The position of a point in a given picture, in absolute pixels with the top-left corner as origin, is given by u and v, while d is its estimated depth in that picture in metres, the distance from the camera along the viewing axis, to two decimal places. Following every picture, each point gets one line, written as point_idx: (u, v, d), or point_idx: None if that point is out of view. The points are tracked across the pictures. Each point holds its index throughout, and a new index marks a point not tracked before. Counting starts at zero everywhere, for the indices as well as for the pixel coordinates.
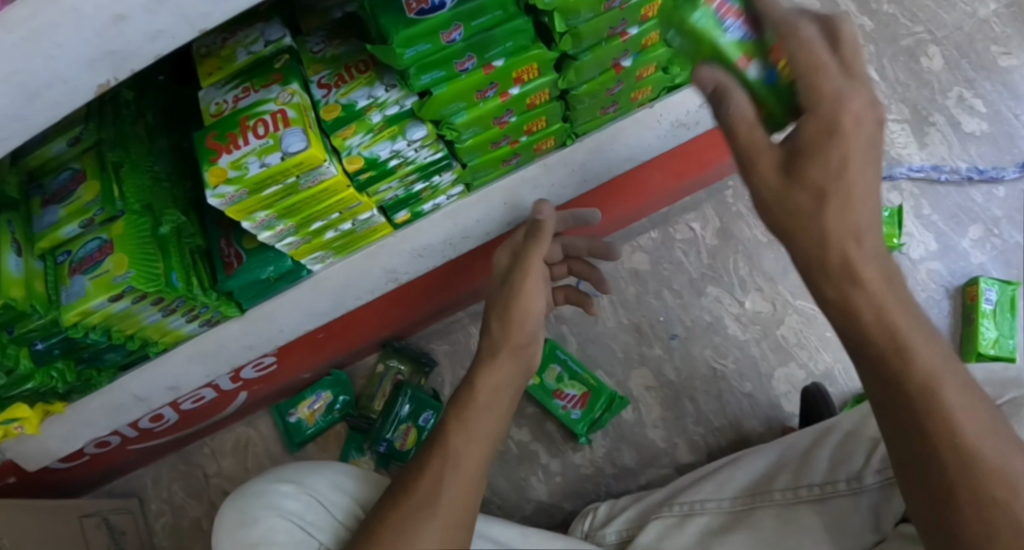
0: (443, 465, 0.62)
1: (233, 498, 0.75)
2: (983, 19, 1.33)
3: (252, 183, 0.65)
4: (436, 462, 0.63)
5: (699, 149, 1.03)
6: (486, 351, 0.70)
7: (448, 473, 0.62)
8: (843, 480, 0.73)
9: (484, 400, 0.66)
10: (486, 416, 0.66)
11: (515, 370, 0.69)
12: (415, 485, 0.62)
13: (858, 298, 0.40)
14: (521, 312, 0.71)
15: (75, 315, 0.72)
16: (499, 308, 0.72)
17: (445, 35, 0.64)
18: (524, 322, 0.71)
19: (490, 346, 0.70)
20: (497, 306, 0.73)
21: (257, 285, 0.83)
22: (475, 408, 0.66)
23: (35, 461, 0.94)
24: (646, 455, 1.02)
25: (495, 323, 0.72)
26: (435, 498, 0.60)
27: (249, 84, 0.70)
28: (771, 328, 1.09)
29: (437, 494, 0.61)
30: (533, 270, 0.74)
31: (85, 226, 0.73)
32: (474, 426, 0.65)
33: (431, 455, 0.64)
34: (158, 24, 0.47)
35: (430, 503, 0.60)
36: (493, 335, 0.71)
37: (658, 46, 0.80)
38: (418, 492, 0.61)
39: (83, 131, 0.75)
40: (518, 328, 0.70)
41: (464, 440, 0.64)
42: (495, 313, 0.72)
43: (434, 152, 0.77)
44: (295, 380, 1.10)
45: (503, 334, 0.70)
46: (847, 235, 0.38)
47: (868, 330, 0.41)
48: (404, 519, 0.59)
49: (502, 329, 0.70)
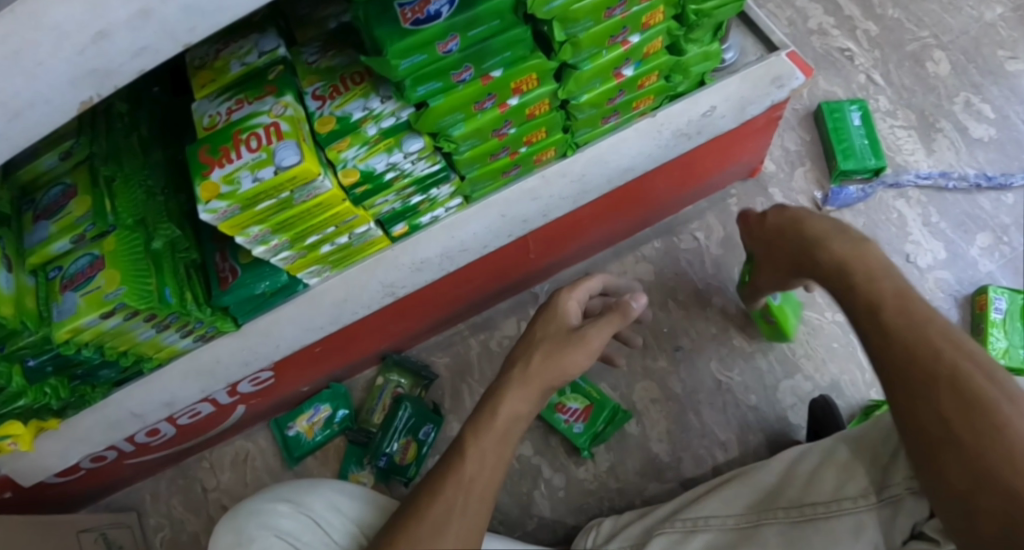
0: (455, 493, 0.59)
1: (229, 518, 0.74)
2: (990, 23, 1.31)
3: (245, 199, 0.64)
4: (448, 489, 0.59)
5: (703, 157, 1.00)
6: (519, 375, 0.65)
7: (461, 500, 0.58)
8: (850, 497, 0.70)
9: (503, 430, 0.62)
10: (501, 447, 0.62)
11: (535, 409, 0.65)
12: (427, 509, 0.59)
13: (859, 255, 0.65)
14: (569, 361, 0.66)
15: (67, 333, 0.70)
16: (552, 343, 0.68)
17: (441, 46, 0.62)
18: (567, 372, 0.66)
19: (524, 374, 0.65)
20: (553, 340, 0.68)
21: (253, 300, 0.82)
22: (489, 434, 0.61)
23: (31, 477, 0.93)
24: (651, 470, 1.00)
25: (538, 354, 0.67)
26: (447, 524, 0.57)
27: (242, 96, 0.69)
28: (777, 339, 1.07)
29: (449, 521, 0.58)
30: (595, 340, 0.68)
31: (76, 241, 0.72)
32: (486, 452, 0.61)
33: (444, 482, 0.60)
34: (143, 40, 0.45)
35: (441, 530, 0.57)
36: (531, 363, 0.66)
37: (661, 54, 0.78)
38: (429, 517, 0.58)
39: (73, 145, 0.74)
40: (555, 373, 0.66)
41: (477, 467, 0.60)
42: (545, 345, 0.67)
43: (431, 165, 0.75)
44: (294, 393, 1.08)
45: (543, 369, 0.66)
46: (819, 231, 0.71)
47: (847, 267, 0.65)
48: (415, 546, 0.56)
49: (542, 364, 0.66)
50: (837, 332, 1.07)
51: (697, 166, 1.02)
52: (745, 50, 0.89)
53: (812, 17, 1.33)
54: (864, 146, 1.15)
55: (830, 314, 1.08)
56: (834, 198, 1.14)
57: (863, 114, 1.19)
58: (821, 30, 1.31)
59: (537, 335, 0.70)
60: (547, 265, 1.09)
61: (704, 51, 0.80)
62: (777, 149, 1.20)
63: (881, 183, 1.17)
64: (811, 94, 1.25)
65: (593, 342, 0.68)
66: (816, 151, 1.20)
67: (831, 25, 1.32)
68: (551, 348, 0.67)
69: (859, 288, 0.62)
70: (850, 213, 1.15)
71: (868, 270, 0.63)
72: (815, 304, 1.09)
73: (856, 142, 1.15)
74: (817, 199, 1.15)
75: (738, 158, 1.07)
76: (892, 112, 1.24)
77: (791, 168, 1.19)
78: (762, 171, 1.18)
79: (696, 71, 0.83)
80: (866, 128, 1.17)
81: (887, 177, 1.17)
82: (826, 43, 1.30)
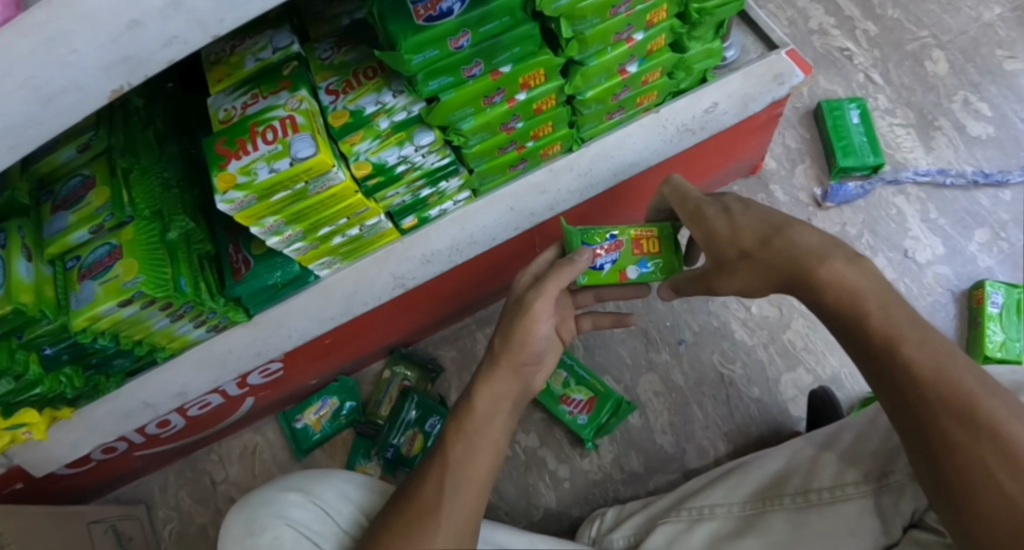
0: (443, 471, 0.61)
1: (239, 509, 0.75)
2: (988, 23, 1.33)
3: (262, 189, 0.65)
4: (437, 470, 0.62)
5: (705, 153, 1.02)
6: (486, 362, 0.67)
7: (452, 480, 0.60)
8: (851, 483, 0.72)
9: (481, 409, 0.64)
10: (484, 426, 0.63)
11: (515, 386, 0.66)
12: (421, 489, 0.60)
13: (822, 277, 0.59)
14: (522, 332, 0.65)
15: (84, 320, 0.72)
16: (505, 322, 0.68)
17: (453, 42, 0.64)
18: (527, 344, 0.65)
19: (490, 358, 0.66)
20: (505, 319, 0.68)
21: (266, 291, 0.83)
22: (472, 417, 0.64)
23: (42, 467, 0.94)
24: (654, 461, 1.02)
25: (498, 337, 0.67)
26: (439, 501, 0.59)
27: (258, 90, 0.71)
28: (779, 333, 1.08)
29: (440, 501, 0.59)
30: (540, 302, 0.66)
31: (94, 231, 0.74)
32: (473, 436, 0.63)
33: (435, 463, 0.62)
34: (172, 29, 0.47)
35: (430, 508, 0.59)
36: (494, 346, 0.67)
37: (664, 51, 0.80)
38: (422, 496, 0.60)
39: (92, 138, 0.76)
40: (517, 346, 0.65)
41: (466, 447, 0.62)
42: (501, 327, 0.68)
43: (441, 158, 0.77)
44: (302, 386, 1.10)
45: (505, 346, 0.66)
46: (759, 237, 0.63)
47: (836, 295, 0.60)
48: (408, 525, 0.58)
49: (502, 344, 0.66)
50: None
51: (699, 162, 1.04)
52: (747, 48, 0.91)
53: (812, 17, 1.35)
54: (863, 144, 1.17)
55: None
56: (833, 195, 1.16)
57: (862, 112, 1.21)
58: (822, 30, 1.34)
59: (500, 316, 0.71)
60: None
61: (707, 48, 0.82)
62: (778, 146, 1.22)
63: (880, 180, 1.18)
64: (811, 93, 1.27)
65: (540, 305, 0.66)
66: (816, 149, 1.22)
67: (832, 25, 1.34)
68: (507, 325, 0.67)
69: (837, 317, 0.59)
70: (850, 209, 1.17)
71: (851, 302, 0.59)
72: None
73: (856, 140, 1.17)
74: (817, 195, 1.17)
75: (740, 154, 1.09)
76: (891, 110, 1.26)
77: (792, 165, 1.21)
78: (764, 168, 1.20)
79: (699, 68, 0.85)
80: (865, 126, 1.19)
81: (886, 174, 1.19)
82: (827, 42, 1.32)
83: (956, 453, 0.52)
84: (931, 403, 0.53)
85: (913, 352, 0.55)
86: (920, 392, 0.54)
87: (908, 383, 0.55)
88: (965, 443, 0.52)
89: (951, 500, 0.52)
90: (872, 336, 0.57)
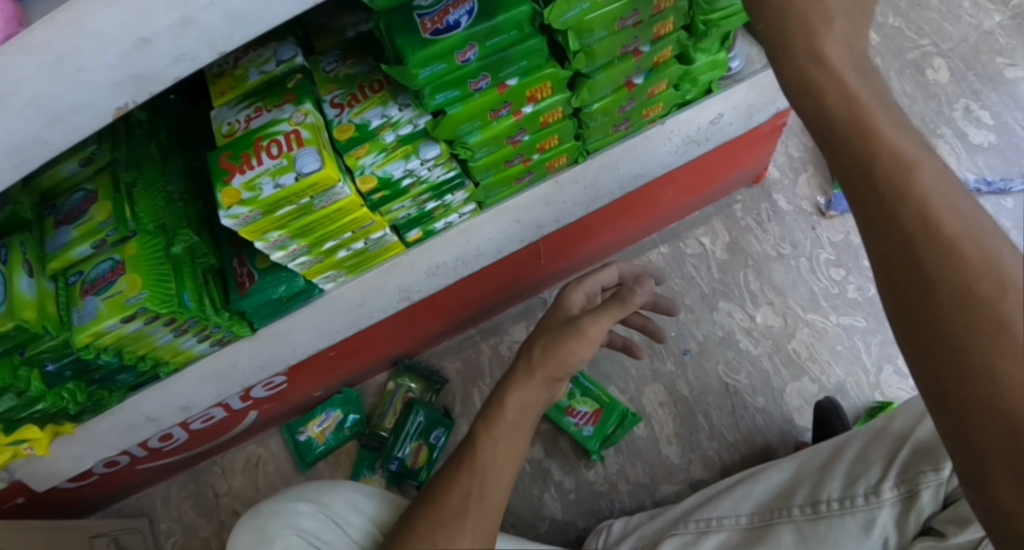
0: (469, 479, 0.61)
1: (250, 518, 0.75)
2: (988, 31, 1.33)
3: (267, 204, 0.65)
4: (464, 476, 0.62)
5: (710, 164, 1.02)
6: (523, 367, 0.67)
7: (477, 487, 0.61)
8: (860, 495, 0.71)
9: (511, 417, 0.65)
10: (511, 434, 0.64)
11: (545, 398, 0.67)
12: (444, 497, 0.61)
13: (821, 80, 0.39)
14: (567, 353, 0.66)
15: (88, 337, 0.71)
16: (551, 335, 0.68)
17: (460, 55, 0.64)
18: (567, 364, 0.66)
19: (526, 366, 0.66)
20: (552, 333, 0.68)
21: (271, 304, 0.83)
22: (500, 424, 0.64)
23: (44, 481, 0.93)
24: (660, 472, 1.01)
25: (538, 347, 0.68)
26: (465, 509, 0.60)
27: (262, 103, 0.70)
28: (783, 342, 1.08)
29: (465, 508, 0.60)
30: (588, 333, 0.66)
31: (97, 246, 0.73)
32: (498, 442, 0.64)
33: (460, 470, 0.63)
34: (181, 48, 0.47)
35: (455, 520, 0.59)
36: (533, 355, 0.67)
37: (670, 63, 0.80)
38: (447, 506, 0.60)
39: (95, 151, 0.76)
40: (558, 363, 0.66)
41: (492, 456, 0.63)
42: (544, 339, 0.68)
43: (447, 171, 0.77)
44: (306, 398, 1.09)
45: (545, 358, 0.66)
46: (812, 17, 0.41)
47: (830, 105, 0.38)
48: (432, 531, 0.59)
49: (542, 356, 0.67)
50: (842, 336, 1.08)
51: (704, 172, 1.04)
52: (752, 59, 0.89)
53: None
54: None
55: (835, 316, 1.09)
56: (837, 204, 1.15)
57: None
58: None
59: (545, 329, 0.71)
60: (557, 270, 1.10)
61: (713, 60, 0.82)
62: (781, 155, 1.22)
63: None
64: None
65: (586, 335, 0.66)
66: (819, 157, 1.21)
67: None
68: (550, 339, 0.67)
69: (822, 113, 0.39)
70: None
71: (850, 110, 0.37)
72: (820, 307, 1.10)
73: None
74: (820, 204, 1.17)
75: (744, 164, 1.09)
76: None
77: (795, 174, 1.20)
78: (767, 178, 1.19)
79: (705, 80, 0.84)
80: None
81: None
82: None
83: (976, 351, 0.30)
84: (946, 282, 0.31)
85: (930, 193, 0.33)
86: (920, 249, 0.32)
87: (906, 251, 0.33)
88: (996, 333, 0.30)
89: (953, 412, 0.31)
90: (873, 162, 0.35)
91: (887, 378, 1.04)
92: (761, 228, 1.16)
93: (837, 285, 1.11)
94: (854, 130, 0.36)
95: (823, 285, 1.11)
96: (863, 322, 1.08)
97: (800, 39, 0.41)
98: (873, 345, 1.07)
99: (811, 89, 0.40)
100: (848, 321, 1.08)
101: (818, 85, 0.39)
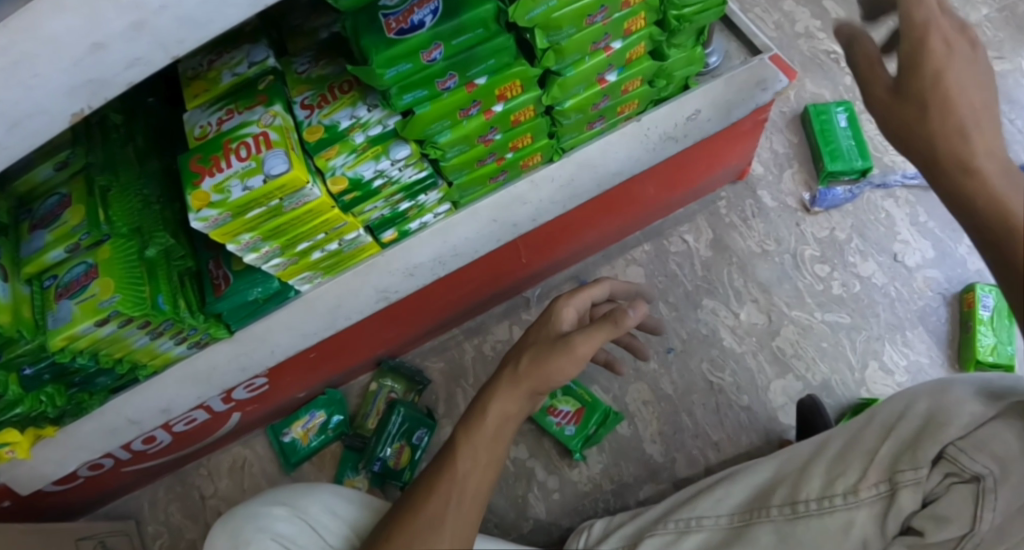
0: (449, 486, 0.62)
1: (225, 522, 0.75)
2: (975, 23, 1.32)
3: (236, 206, 0.65)
4: (445, 482, 0.63)
5: (691, 160, 1.02)
6: (509, 376, 0.64)
7: (457, 493, 0.62)
8: (840, 494, 0.69)
9: (492, 428, 0.63)
10: (491, 444, 0.63)
11: (527, 410, 0.64)
12: (424, 503, 0.63)
13: (972, 189, 0.37)
14: (553, 370, 0.62)
15: (63, 340, 0.71)
16: (540, 347, 0.64)
17: (425, 55, 0.64)
18: (553, 379, 0.63)
19: (511, 376, 0.64)
20: (541, 344, 0.65)
21: (247, 306, 0.83)
22: (481, 433, 0.63)
23: (28, 484, 0.93)
24: (644, 471, 1.01)
25: (526, 359, 0.64)
26: (443, 513, 0.62)
27: (234, 105, 0.70)
28: (768, 340, 1.07)
29: (444, 512, 0.62)
30: (575, 353, 0.61)
31: (71, 250, 0.73)
32: (480, 450, 0.63)
33: (441, 476, 0.63)
34: (134, 52, 0.47)
35: (433, 525, 0.61)
36: (521, 364, 0.65)
37: (644, 59, 0.80)
38: (426, 510, 0.62)
39: (69, 156, 0.76)
40: (543, 377, 0.63)
41: (472, 464, 0.63)
42: (534, 348, 0.65)
43: (418, 171, 0.77)
44: (289, 399, 1.09)
45: (532, 371, 0.63)
46: (950, 132, 0.37)
47: (986, 221, 0.36)
48: (410, 533, 0.61)
49: (529, 368, 0.64)
50: (827, 332, 1.07)
51: (685, 169, 1.04)
52: (729, 55, 0.90)
53: (798, 20, 1.34)
54: (851, 147, 1.15)
55: (820, 313, 1.08)
56: (821, 200, 1.14)
57: (850, 115, 1.19)
58: (808, 34, 1.33)
59: (535, 338, 0.67)
60: (539, 269, 1.10)
61: (688, 55, 0.81)
62: (765, 151, 1.21)
63: (868, 184, 1.16)
64: (798, 96, 1.26)
65: (571, 355, 0.61)
66: (803, 153, 1.20)
67: (817, 28, 1.33)
68: (539, 353, 0.63)
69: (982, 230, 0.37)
70: (839, 214, 1.15)
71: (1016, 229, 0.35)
72: (805, 304, 1.09)
73: (843, 143, 1.15)
74: (805, 200, 1.16)
75: (727, 161, 1.08)
76: None
77: (780, 170, 1.19)
78: (751, 173, 1.19)
79: (680, 76, 0.84)
80: (852, 129, 1.17)
81: (875, 177, 1.17)
82: (813, 46, 1.31)
83: None
84: None
85: None
86: None
87: None
88: None
89: None
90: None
91: (873, 375, 1.03)
92: (744, 225, 1.15)
93: (822, 281, 1.10)
94: (1013, 240, 0.35)
95: (808, 282, 1.10)
96: (849, 318, 1.07)
97: (940, 150, 0.37)
98: (858, 341, 1.06)
99: (960, 198, 0.37)
100: (833, 317, 1.08)
101: (971, 198, 0.37)
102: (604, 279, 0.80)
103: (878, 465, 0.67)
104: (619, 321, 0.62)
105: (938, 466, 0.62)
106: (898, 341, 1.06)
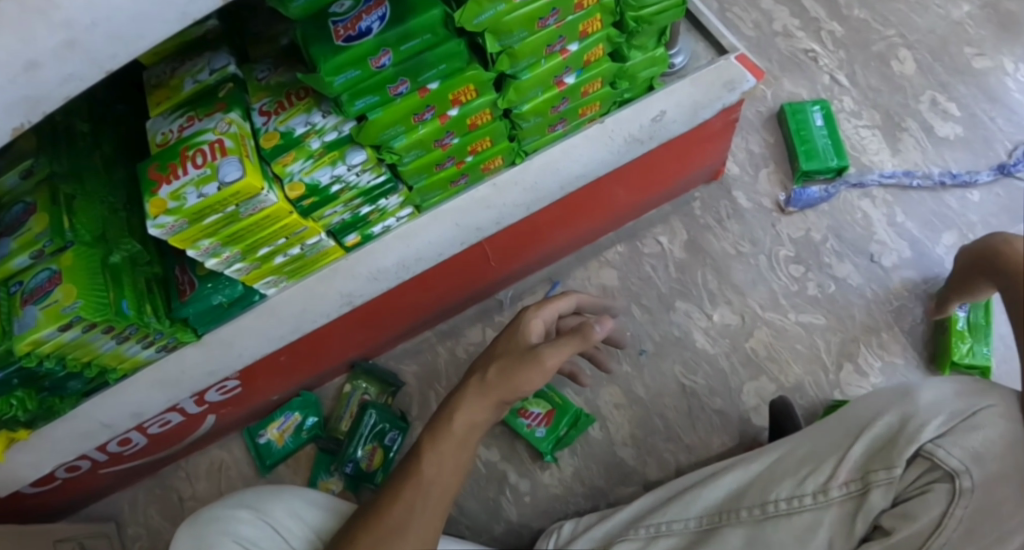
0: (413, 494, 0.63)
1: (190, 524, 0.75)
2: (957, 21, 1.30)
3: (192, 213, 0.65)
4: (408, 490, 0.63)
5: (660, 161, 1.01)
6: (476, 386, 0.64)
7: (420, 500, 0.63)
8: (809, 493, 0.67)
9: (458, 437, 0.63)
10: (456, 453, 0.63)
11: (491, 420, 0.64)
12: (387, 511, 0.63)
13: None
14: (520, 381, 0.62)
15: (27, 345, 0.72)
16: (508, 358, 0.64)
17: (374, 61, 0.64)
18: (519, 390, 0.63)
19: (478, 386, 0.64)
20: (509, 355, 0.64)
21: (212, 311, 0.84)
22: (447, 440, 0.63)
23: (5, 487, 0.95)
24: (614, 474, 1.01)
25: (494, 370, 0.64)
26: (406, 522, 0.62)
27: (193, 112, 0.70)
28: (741, 341, 1.06)
29: (407, 522, 0.62)
30: (543, 366, 0.62)
31: (36, 257, 0.74)
32: (445, 459, 0.63)
33: (400, 486, 0.64)
34: (67, 69, 0.46)
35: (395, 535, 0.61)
36: (488, 374, 0.64)
37: (603, 61, 0.80)
38: (389, 519, 0.62)
39: (34, 164, 0.75)
40: (510, 389, 0.63)
41: (436, 470, 0.63)
42: (503, 359, 0.64)
43: (376, 176, 0.77)
44: (264, 402, 1.10)
45: (500, 383, 0.63)
46: None
47: None
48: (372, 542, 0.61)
49: (496, 379, 0.63)
50: (801, 334, 1.06)
51: (656, 170, 1.03)
52: (696, 55, 0.90)
53: (777, 19, 1.33)
54: (827, 146, 1.15)
55: (795, 315, 1.07)
56: (796, 200, 1.14)
57: (825, 114, 1.19)
58: (786, 32, 1.32)
59: (503, 348, 0.67)
60: (512, 271, 1.10)
61: (649, 56, 0.82)
62: (741, 151, 1.20)
63: (844, 183, 1.16)
64: (776, 96, 1.25)
65: (540, 368, 0.62)
66: (780, 153, 1.19)
67: (796, 27, 1.32)
68: (508, 364, 0.64)
69: None
70: (815, 214, 1.14)
71: None
72: (779, 306, 1.08)
73: (819, 143, 1.15)
74: (781, 201, 1.15)
75: (699, 162, 1.08)
76: (857, 112, 1.24)
77: (756, 170, 1.18)
78: (726, 174, 1.18)
79: (644, 77, 0.84)
80: (828, 128, 1.17)
81: (851, 177, 1.17)
82: (791, 44, 1.30)
83: None
84: None
85: None
86: None
87: None
88: None
89: None
90: None
91: (847, 377, 1.03)
92: (720, 226, 1.14)
93: (797, 283, 1.09)
94: None
95: (783, 283, 1.10)
96: (824, 319, 1.07)
97: None
98: (833, 342, 1.05)
99: None
100: (808, 319, 1.07)
101: None
102: (574, 291, 0.80)
103: (847, 465, 0.66)
104: (585, 335, 0.63)
105: (907, 466, 0.60)
106: (874, 343, 1.05)
